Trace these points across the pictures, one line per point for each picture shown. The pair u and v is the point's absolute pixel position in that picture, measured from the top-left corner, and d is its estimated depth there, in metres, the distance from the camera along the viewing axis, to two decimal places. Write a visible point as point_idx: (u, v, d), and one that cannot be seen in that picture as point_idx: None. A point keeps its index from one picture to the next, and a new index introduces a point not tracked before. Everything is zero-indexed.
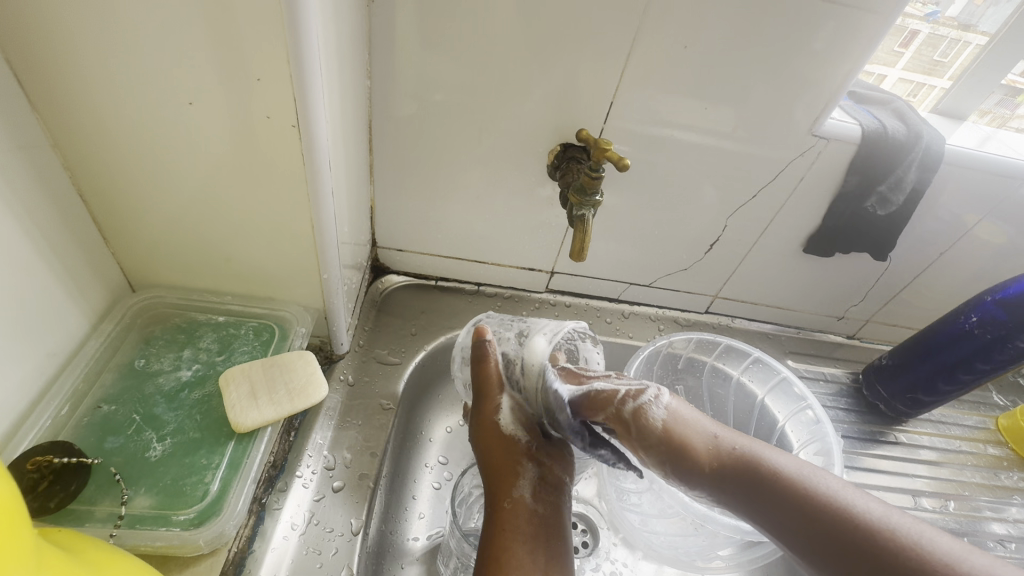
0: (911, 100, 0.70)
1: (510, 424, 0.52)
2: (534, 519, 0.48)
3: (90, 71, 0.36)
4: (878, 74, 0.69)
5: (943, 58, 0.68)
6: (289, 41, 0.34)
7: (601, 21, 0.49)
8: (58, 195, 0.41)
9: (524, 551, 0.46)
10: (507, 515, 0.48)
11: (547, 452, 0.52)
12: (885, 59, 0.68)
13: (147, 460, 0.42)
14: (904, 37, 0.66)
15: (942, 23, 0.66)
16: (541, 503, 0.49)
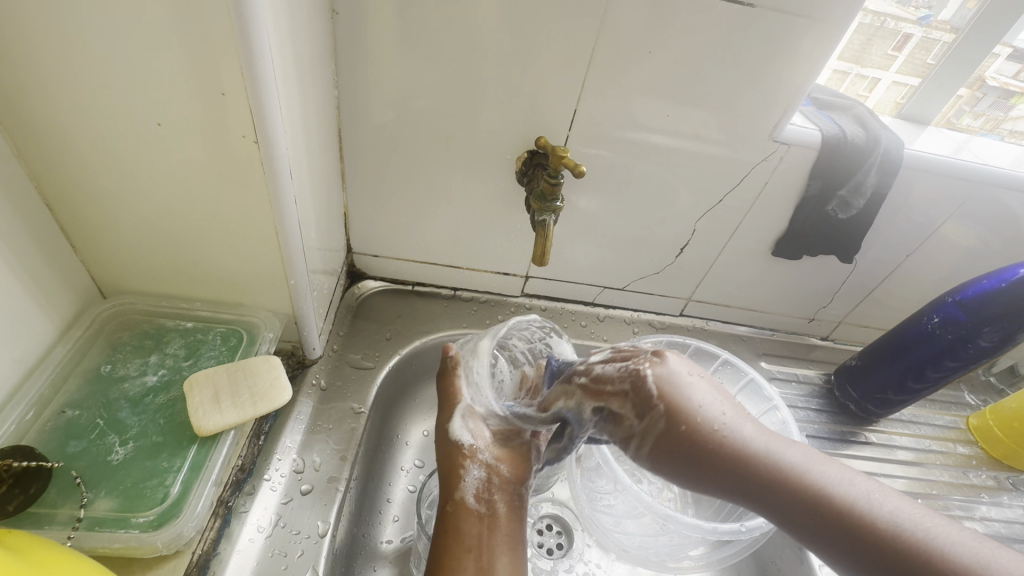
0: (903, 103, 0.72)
1: (461, 430, 0.53)
2: (479, 521, 0.47)
3: (51, 83, 0.37)
4: (871, 77, 0.71)
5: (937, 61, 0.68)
6: (242, 54, 0.35)
7: (560, 31, 0.51)
8: (24, 204, 0.42)
9: (465, 553, 0.45)
10: (453, 519, 0.48)
11: (498, 454, 0.51)
12: (879, 63, 0.69)
13: (108, 463, 0.43)
14: (897, 41, 0.68)
15: (935, 26, 0.67)
16: (487, 506, 0.48)
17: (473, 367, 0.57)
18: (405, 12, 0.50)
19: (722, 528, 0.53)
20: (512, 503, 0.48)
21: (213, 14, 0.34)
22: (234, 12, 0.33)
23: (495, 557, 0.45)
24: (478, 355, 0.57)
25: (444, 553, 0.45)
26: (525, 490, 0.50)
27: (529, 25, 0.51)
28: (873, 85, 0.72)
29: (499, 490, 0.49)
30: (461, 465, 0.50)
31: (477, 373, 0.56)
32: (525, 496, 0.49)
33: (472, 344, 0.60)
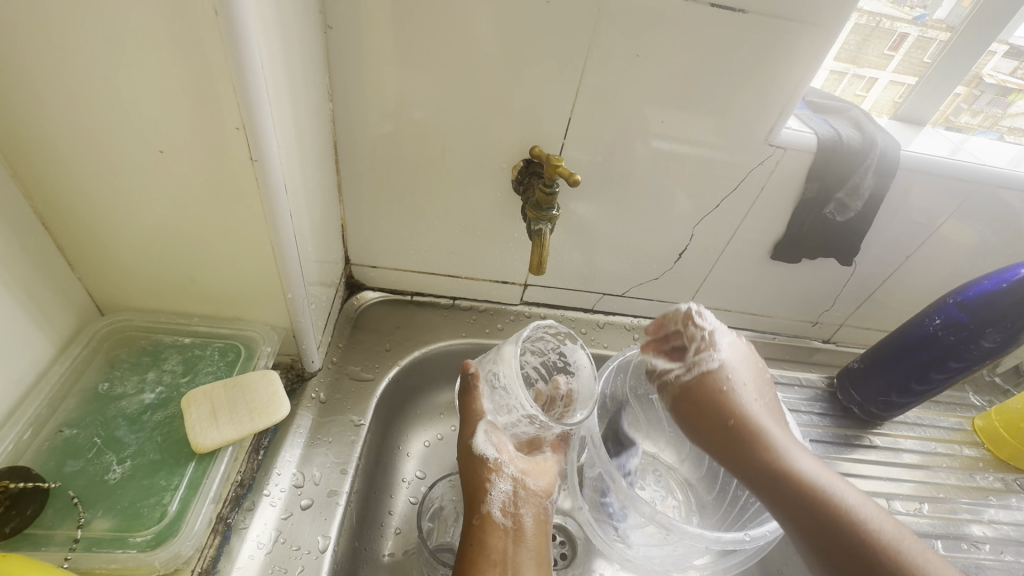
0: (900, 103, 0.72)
1: (487, 450, 0.53)
2: (505, 535, 0.51)
3: (46, 103, 0.38)
4: (868, 78, 0.71)
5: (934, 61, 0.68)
6: (234, 71, 0.36)
7: (551, 40, 0.51)
8: (20, 223, 0.42)
9: (492, 568, 0.48)
10: (480, 531, 0.51)
11: (523, 470, 0.54)
12: (876, 62, 0.69)
13: (106, 482, 0.42)
14: (893, 40, 0.68)
15: (930, 25, 0.67)
16: (512, 519, 0.52)
17: (499, 378, 0.55)
18: (397, 25, 0.50)
19: (726, 537, 0.52)
20: (534, 516, 0.53)
21: (204, 31, 0.34)
22: (225, 30, 0.34)
23: (522, 567, 0.49)
24: (506, 363, 0.54)
25: (473, 566, 0.48)
26: (543, 503, 0.54)
27: (521, 35, 0.51)
28: (870, 86, 0.72)
29: (524, 504, 0.53)
30: (489, 479, 0.52)
31: (503, 390, 0.54)
32: (544, 507, 0.54)
33: (494, 355, 0.58)
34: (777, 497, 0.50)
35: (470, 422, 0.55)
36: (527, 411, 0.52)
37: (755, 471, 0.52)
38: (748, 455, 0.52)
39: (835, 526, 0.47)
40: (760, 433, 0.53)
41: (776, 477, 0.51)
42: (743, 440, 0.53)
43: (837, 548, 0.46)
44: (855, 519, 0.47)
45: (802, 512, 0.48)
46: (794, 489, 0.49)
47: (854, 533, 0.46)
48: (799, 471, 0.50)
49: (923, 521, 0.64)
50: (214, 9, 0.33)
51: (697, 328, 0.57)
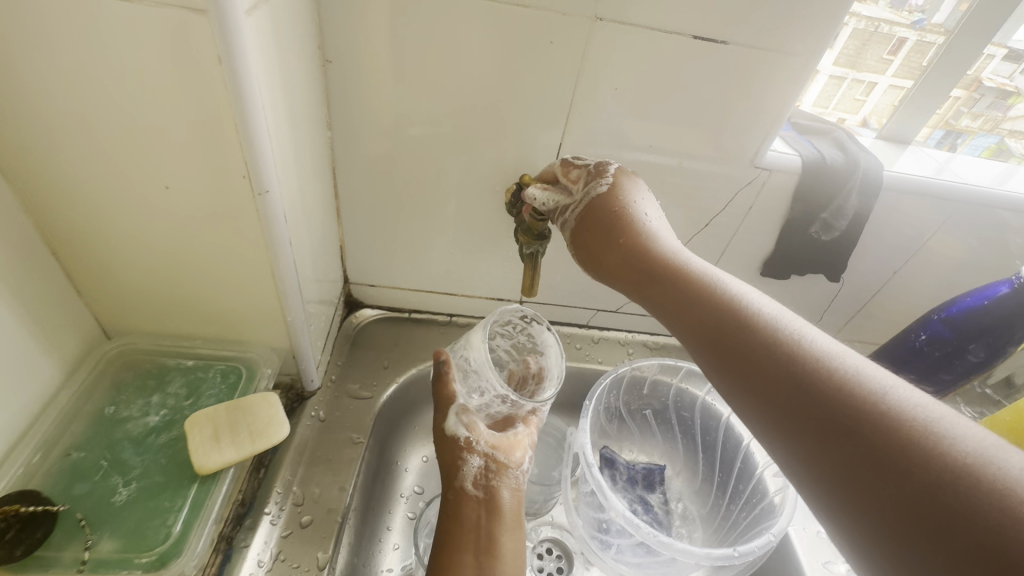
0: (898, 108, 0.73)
1: (453, 424, 0.55)
2: (477, 506, 0.51)
3: (57, 143, 0.40)
4: (868, 82, 0.72)
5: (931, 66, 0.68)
6: (236, 110, 0.37)
7: (541, 69, 0.53)
8: (31, 255, 0.44)
9: (465, 536, 0.49)
10: (455, 504, 0.51)
11: (494, 444, 0.54)
12: (875, 67, 0.71)
13: (112, 504, 0.44)
14: (892, 45, 0.70)
15: (929, 30, 0.67)
16: (484, 491, 0.52)
17: (470, 363, 0.57)
18: (393, 56, 0.52)
19: (715, 552, 0.52)
20: (507, 488, 0.53)
21: (208, 75, 0.36)
22: (228, 75, 0.36)
23: (495, 535, 0.49)
24: (474, 348, 0.57)
25: (450, 539, 0.49)
26: (519, 477, 0.54)
27: (512, 64, 0.53)
28: (870, 89, 0.73)
29: (498, 476, 0.53)
30: (460, 454, 0.53)
31: (475, 370, 0.56)
32: (518, 480, 0.54)
33: (463, 342, 0.60)
34: (773, 386, 0.35)
35: (443, 402, 0.57)
36: (497, 390, 0.55)
37: (707, 331, 0.40)
38: (687, 316, 0.41)
39: (842, 410, 0.31)
40: (716, 291, 0.41)
41: (746, 330, 0.38)
42: (692, 305, 0.41)
43: (863, 455, 0.29)
44: (853, 380, 0.32)
45: (799, 397, 0.33)
46: (795, 372, 0.34)
47: (872, 412, 0.30)
48: (798, 357, 0.34)
49: None
50: (217, 54, 0.35)
51: (623, 176, 0.52)
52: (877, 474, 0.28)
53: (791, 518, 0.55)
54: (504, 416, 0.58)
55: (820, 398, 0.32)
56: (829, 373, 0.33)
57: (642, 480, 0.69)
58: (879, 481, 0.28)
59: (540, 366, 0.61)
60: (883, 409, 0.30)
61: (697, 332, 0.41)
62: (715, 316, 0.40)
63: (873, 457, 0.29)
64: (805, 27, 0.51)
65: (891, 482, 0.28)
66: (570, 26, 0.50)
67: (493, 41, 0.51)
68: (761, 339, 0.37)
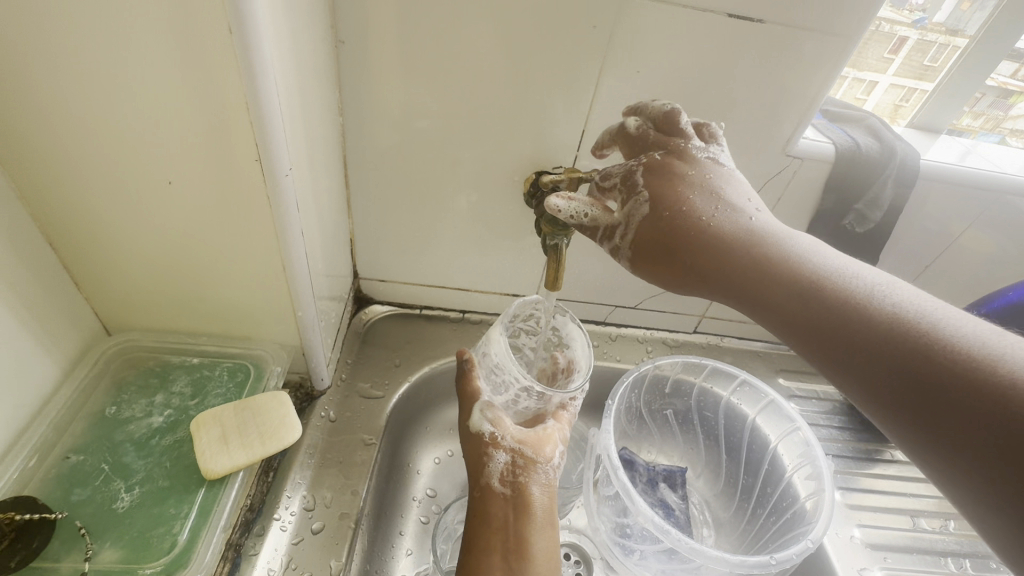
0: (903, 105, 0.70)
1: (479, 421, 0.52)
2: (504, 503, 0.49)
3: (54, 124, 0.37)
4: (869, 81, 0.69)
5: (934, 62, 0.67)
6: (246, 89, 0.35)
7: (565, 52, 0.51)
8: (27, 245, 0.42)
9: (493, 535, 0.47)
10: (480, 501, 0.49)
11: (521, 439, 0.51)
12: (875, 66, 0.67)
13: (114, 511, 0.41)
14: (893, 44, 0.65)
15: (929, 29, 0.65)
16: (511, 488, 0.49)
17: (492, 359, 0.54)
18: (409, 38, 0.50)
19: (750, 560, 0.50)
20: (538, 484, 0.50)
21: (217, 50, 0.33)
22: (239, 49, 0.33)
23: (526, 534, 0.47)
24: (493, 344, 0.54)
25: (477, 538, 0.47)
26: (552, 472, 0.51)
27: (534, 47, 0.50)
28: (871, 88, 0.69)
29: (527, 472, 0.50)
30: (483, 450, 0.51)
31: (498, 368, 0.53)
32: (550, 475, 0.51)
33: (485, 338, 0.57)
34: (849, 345, 0.36)
35: (467, 398, 0.55)
36: (522, 385, 0.52)
37: (771, 296, 0.40)
38: (749, 282, 0.41)
39: (923, 365, 0.32)
40: (780, 253, 0.41)
41: (777, 285, 0.40)
42: (753, 270, 0.41)
43: (950, 404, 0.31)
44: (933, 333, 0.33)
45: (878, 355, 0.34)
46: (874, 331, 0.35)
47: (960, 363, 0.31)
48: (874, 314, 0.35)
49: (948, 539, 0.62)
50: (226, 26, 0.32)
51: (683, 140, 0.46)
52: (962, 424, 0.30)
53: (827, 524, 0.52)
54: (533, 412, 0.55)
55: (861, 342, 0.35)
56: (909, 330, 0.34)
57: (664, 481, 0.66)
58: (957, 418, 0.30)
59: (568, 360, 0.58)
60: (971, 362, 0.31)
61: (762, 299, 0.41)
62: (781, 279, 0.40)
63: (959, 408, 0.30)
64: (844, 8, 0.48)
65: (975, 427, 0.30)
66: (596, 5, 0.48)
67: (515, 22, 0.49)
68: (831, 299, 0.37)
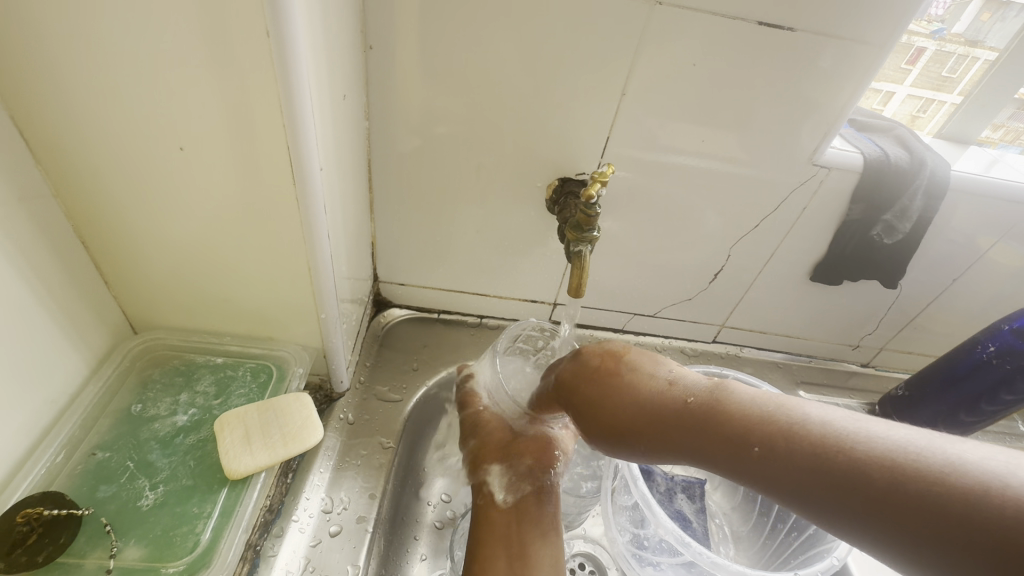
0: (920, 116, 0.69)
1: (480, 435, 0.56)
2: (506, 511, 0.49)
3: (92, 123, 0.38)
4: (886, 91, 0.67)
5: (952, 73, 0.66)
6: (281, 91, 0.35)
7: (594, 56, 0.50)
8: (61, 243, 0.42)
9: (494, 540, 0.47)
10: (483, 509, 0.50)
11: (518, 448, 0.53)
12: (892, 77, 0.65)
13: (139, 509, 0.42)
14: (911, 54, 0.64)
15: (948, 40, 0.63)
16: (512, 497, 0.50)
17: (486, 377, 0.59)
18: (437, 43, 0.50)
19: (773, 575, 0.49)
20: (542, 494, 0.50)
21: (254, 52, 0.34)
22: (277, 53, 0.33)
23: (526, 542, 0.46)
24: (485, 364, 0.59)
25: (478, 543, 0.47)
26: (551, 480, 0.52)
27: (561, 53, 0.50)
28: (887, 99, 0.68)
29: (526, 480, 0.51)
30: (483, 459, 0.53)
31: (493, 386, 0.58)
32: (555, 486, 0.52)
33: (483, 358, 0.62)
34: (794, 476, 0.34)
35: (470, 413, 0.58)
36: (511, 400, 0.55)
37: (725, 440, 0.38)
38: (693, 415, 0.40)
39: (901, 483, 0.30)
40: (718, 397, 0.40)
41: (712, 413, 0.39)
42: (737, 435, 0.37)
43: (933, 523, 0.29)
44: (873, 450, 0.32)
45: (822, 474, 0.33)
46: (867, 466, 0.32)
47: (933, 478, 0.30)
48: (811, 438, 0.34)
49: None
50: (264, 28, 0.32)
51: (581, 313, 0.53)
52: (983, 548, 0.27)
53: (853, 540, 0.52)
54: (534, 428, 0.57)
55: (813, 463, 0.34)
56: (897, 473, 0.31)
57: (683, 492, 0.65)
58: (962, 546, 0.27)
59: None
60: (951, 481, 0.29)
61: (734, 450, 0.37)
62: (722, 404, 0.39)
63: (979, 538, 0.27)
64: (879, 17, 0.48)
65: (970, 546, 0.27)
66: (625, 13, 0.48)
67: (542, 28, 0.49)
68: (761, 423, 0.37)
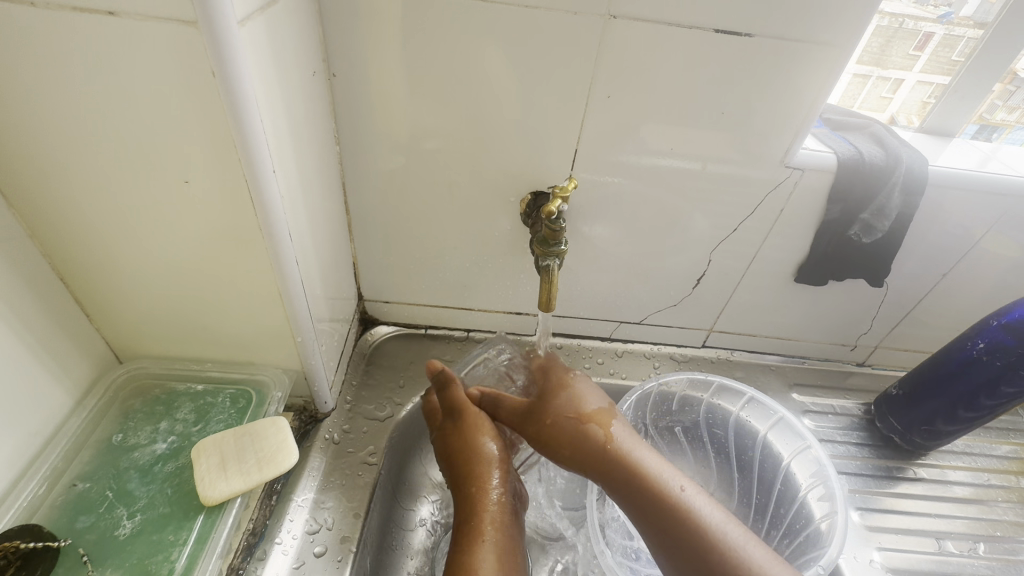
0: (930, 102, 0.67)
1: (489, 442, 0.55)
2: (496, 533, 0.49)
3: (58, 167, 0.39)
4: (894, 79, 0.66)
5: (961, 58, 0.63)
6: (233, 126, 0.36)
7: (554, 71, 0.51)
8: (38, 282, 0.44)
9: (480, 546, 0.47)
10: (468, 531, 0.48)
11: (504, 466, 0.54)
12: (902, 63, 0.64)
13: (116, 538, 0.43)
14: (918, 41, 0.63)
15: (957, 23, 0.61)
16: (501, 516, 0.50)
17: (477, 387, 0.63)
18: (400, 66, 0.51)
19: None
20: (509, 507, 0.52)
21: (205, 92, 0.35)
22: (224, 91, 0.34)
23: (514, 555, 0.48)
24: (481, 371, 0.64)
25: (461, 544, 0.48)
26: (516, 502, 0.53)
27: (522, 70, 0.51)
28: (896, 86, 0.67)
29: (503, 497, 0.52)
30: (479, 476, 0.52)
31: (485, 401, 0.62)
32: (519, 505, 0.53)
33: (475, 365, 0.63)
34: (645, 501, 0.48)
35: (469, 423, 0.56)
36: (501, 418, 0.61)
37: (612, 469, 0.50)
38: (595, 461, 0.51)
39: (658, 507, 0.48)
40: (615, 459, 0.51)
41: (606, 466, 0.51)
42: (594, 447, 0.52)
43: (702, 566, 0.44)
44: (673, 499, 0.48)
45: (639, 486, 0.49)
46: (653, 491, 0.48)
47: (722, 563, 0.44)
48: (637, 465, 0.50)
49: (978, 563, 0.61)
50: (211, 69, 0.34)
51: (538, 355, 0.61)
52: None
53: (842, 546, 0.52)
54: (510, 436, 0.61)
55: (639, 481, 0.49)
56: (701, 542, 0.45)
57: None
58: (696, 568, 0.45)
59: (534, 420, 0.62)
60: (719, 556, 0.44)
61: (628, 498, 0.49)
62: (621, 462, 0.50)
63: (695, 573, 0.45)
64: (837, 18, 0.48)
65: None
66: (581, 27, 0.48)
67: (501, 45, 0.50)
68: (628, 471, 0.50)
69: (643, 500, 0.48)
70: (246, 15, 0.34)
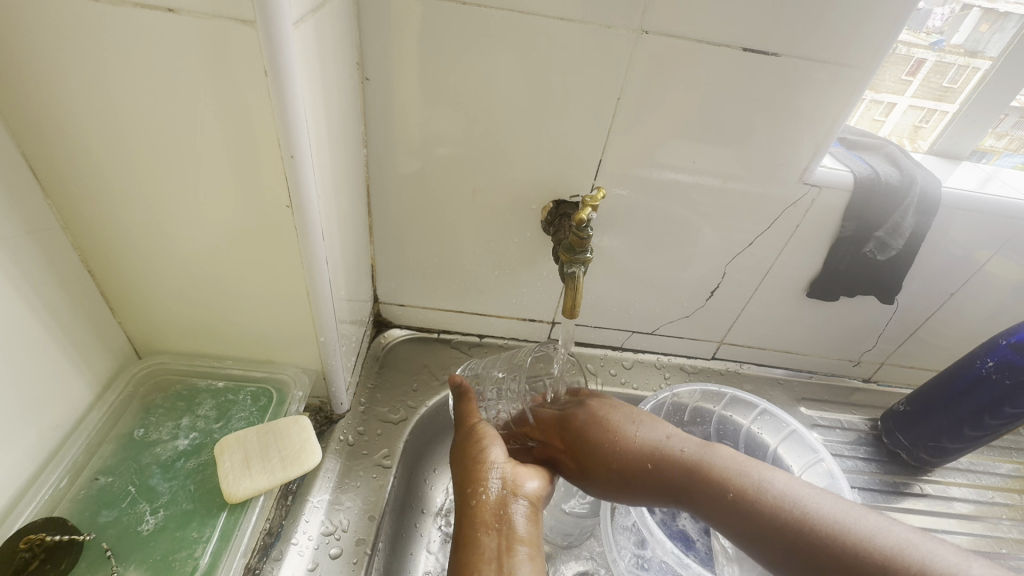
0: (923, 126, 0.69)
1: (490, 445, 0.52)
2: (496, 533, 0.45)
3: (99, 160, 0.39)
4: (887, 102, 0.67)
5: (953, 84, 0.66)
6: (279, 127, 0.37)
7: (583, 83, 0.52)
8: (65, 273, 0.44)
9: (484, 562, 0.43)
10: (470, 529, 0.46)
11: (514, 469, 0.51)
12: (893, 87, 0.66)
13: (139, 534, 0.42)
14: (910, 66, 0.64)
15: (948, 51, 0.64)
16: (503, 520, 0.46)
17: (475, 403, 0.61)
18: (432, 73, 0.52)
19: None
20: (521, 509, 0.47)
21: (254, 92, 0.35)
22: (274, 92, 0.35)
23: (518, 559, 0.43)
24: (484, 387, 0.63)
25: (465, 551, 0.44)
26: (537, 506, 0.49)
27: (552, 81, 0.52)
28: (889, 110, 0.68)
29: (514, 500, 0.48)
30: (478, 477, 0.49)
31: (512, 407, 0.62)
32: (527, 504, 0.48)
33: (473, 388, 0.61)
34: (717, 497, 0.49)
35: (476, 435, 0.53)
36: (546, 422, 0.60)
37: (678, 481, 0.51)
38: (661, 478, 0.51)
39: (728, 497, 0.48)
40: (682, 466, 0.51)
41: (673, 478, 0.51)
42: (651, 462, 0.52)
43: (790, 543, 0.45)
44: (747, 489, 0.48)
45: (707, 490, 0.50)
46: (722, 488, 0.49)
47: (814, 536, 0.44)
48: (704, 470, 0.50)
49: None
50: (263, 68, 0.34)
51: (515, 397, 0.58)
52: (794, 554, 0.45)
53: None
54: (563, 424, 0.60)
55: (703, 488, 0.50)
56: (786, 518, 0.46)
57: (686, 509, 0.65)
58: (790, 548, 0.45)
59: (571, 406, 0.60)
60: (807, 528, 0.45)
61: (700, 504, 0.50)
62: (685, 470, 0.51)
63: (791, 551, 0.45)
64: (862, 41, 0.49)
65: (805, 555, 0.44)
66: (613, 41, 0.49)
67: (533, 56, 0.51)
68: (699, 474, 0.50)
69: (715, 498, 0.49)
70: (300, 17, 0.35)
